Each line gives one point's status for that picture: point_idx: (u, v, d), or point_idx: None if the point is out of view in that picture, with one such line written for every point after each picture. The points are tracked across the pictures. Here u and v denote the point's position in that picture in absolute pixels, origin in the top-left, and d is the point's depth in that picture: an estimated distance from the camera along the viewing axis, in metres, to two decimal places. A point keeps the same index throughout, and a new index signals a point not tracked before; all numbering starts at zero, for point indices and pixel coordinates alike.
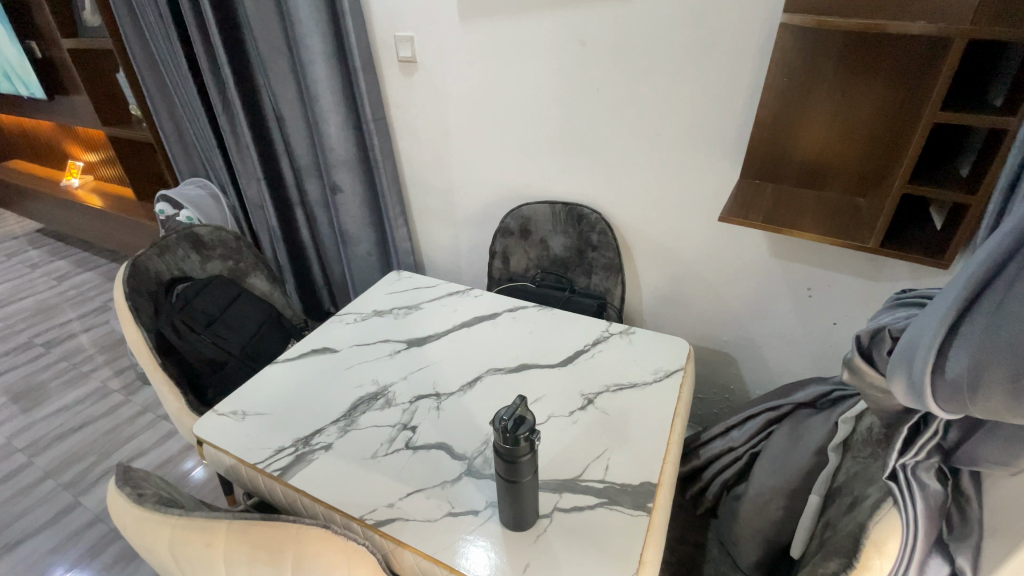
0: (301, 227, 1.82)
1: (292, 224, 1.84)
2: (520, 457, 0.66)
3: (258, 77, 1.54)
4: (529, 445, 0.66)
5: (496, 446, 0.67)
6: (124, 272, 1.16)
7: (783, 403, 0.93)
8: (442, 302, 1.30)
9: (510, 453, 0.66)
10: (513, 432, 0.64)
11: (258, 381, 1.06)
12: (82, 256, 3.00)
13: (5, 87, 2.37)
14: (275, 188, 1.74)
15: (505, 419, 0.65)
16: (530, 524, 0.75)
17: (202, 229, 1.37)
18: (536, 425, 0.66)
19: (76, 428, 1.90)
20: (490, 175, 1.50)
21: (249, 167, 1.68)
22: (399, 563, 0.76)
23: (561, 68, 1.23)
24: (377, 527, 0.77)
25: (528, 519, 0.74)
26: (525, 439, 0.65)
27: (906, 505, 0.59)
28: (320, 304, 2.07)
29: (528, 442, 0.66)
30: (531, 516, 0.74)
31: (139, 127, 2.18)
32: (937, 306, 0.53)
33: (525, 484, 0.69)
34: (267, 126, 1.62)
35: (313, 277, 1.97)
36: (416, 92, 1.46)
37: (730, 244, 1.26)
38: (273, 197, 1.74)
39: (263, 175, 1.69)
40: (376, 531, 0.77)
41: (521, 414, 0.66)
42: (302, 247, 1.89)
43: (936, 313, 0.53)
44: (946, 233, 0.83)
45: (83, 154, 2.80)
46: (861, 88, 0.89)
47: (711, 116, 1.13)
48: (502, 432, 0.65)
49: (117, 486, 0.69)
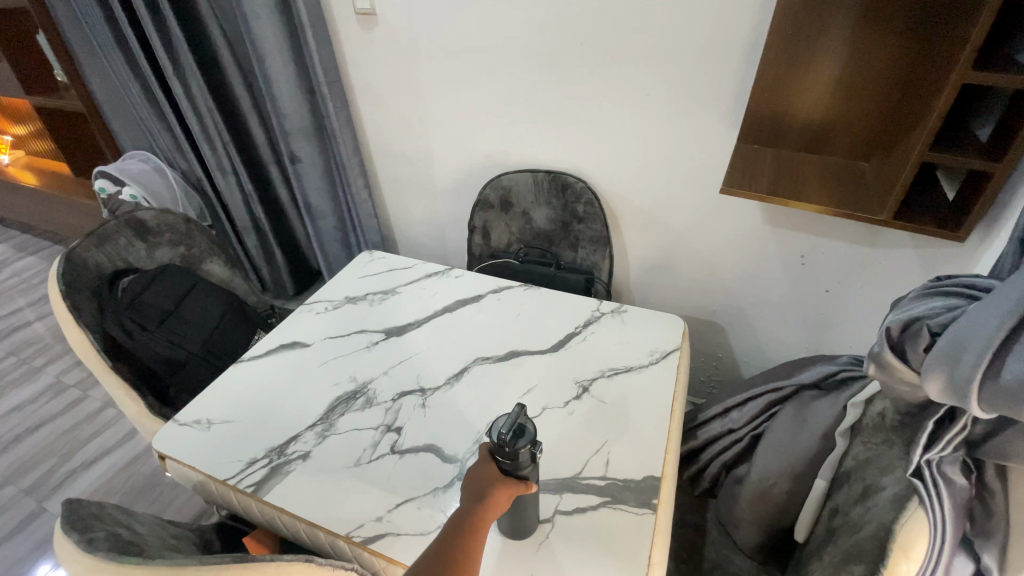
0: (277, 188, 1.67)
1: (268, 183, 1.70)
2: (520, 471, 0.60)
3: (213, 30, 1.38)
4: (531, 457, 0.60)
5: (493, 452, 0.60)
6: (58, 266, 1.03)
7: (785, 384, 0.90)
8: (420, 285, 1.21)
9: (511, 466, 0.60)
10: (513, 445, 0.58)
11: (224, 383, 0.97)
12: (23, 239, 2.76)
13: None
14: (248, 148, 1.60)
15: (504, 432, 0.58)
16: (533, 531, 0.72)
17: (145, 214, 1.23)
18: (537, 433, 0.60)
19: (33, 429, 1.77)
20: (464, 142, 1.38)
21: (213, 132, 1.52)
22: (475, 472, 0.61)
23: (539, 20, 1.11)
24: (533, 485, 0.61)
25: (529, 523, 0.70)
26: (525, 452, 0.58)
27: (936, 506, 0.55)
28: (307, 269, 1.96)
29: (530, 454, 0.59)
30: (533, 523, 0.71)
31: (68, 94, 1.96)
32: (1000, 302, 0.47)
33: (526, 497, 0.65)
34: (229, 83, 1.48)
35: (297, 242, 1.86)
36: (378, 50, 1.31)
37: (721, 212, 1.20)
38: (245, 159, 1.62)
39: (231, 138, 1.56)
40: (523, 488, 0.60)
41: (521, 424, 0.59)
42: (283, 212, 1.77)
43: (996, 310, 0.47)
44: (963, 201, 0.78)
45: (10, 127, 2.54)
46: (874, 41, 0.82)
47: (706, 73, 1.04)
48: (501, 446, 0.58)
49: (63, 532, 0.59)
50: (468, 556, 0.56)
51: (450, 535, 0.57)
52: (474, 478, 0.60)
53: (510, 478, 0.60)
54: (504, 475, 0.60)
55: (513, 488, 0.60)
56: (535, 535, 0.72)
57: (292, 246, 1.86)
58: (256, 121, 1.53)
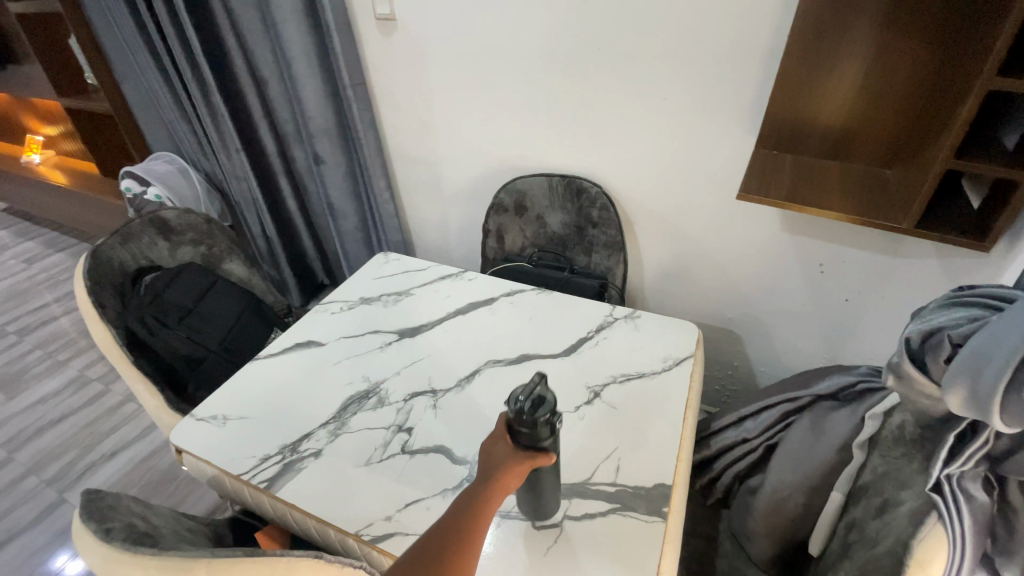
0: (287, 201, 1.73)
1: (276, 195, 1.74)
2: (541, 444, 0.56)
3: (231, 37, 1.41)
4: (550, 428, 0.56)
5: (510, 424, 0.56)
6: (84, 263, 1.06)
7: (801, 394, 0.87)
8: (433, 287, 1.22)
9: (530, 439, 0.55)
10: (531, 414, 0.54)
11: (240, 380, 0.98)
12: (52, 236, 2.86)
13: None
14: (258, 159, 1.64)
15: (522, 399, 0.55)
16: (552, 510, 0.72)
17: (169, 213, 1.26)
18: (555, 405, 0.55)
19: (56, 421, 1.82)
20: (481, 146, 1.39)
21: (228, 139, 1.57)
22: (488, 449, 0.57)
23: (559, 25, 1.11)
24: (550, 457, 0.57)
25: (547, 503, 0.69)
26: (545, 423, 0.54)
27: (956, 523, 0.53)
28: (312, 281, 1.99)
29: (549, 426, 0.55)
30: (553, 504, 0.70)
31: (97, 96, 2.03)
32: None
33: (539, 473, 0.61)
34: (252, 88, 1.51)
35: (304, 253, 1.90)
36: (397, 56, 1.33)
37: (739, 218, 1.18)
38: (255, 170, 1.65)
39: (245, 147, 1.59)
40: (530, 464, 0.56)
41: (540, 393, 0.56)
42: (291, 222, 1.81)
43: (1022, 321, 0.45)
44: (988, 211, 0.76)
45: (41, 127, 2.63)
46: (898, 46, 0.80)
47: (727, 77, 1.03)
48: (518, 416, 0.55)
49: (82, 521, 0.61)
50: (466, 546, 0.53)
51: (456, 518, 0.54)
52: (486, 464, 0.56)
53: (524, 452, 0.56)
54: (516, 451, 0.56)
55: (524, 467, 0.55)
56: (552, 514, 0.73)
57: (296, 255, 1.89)
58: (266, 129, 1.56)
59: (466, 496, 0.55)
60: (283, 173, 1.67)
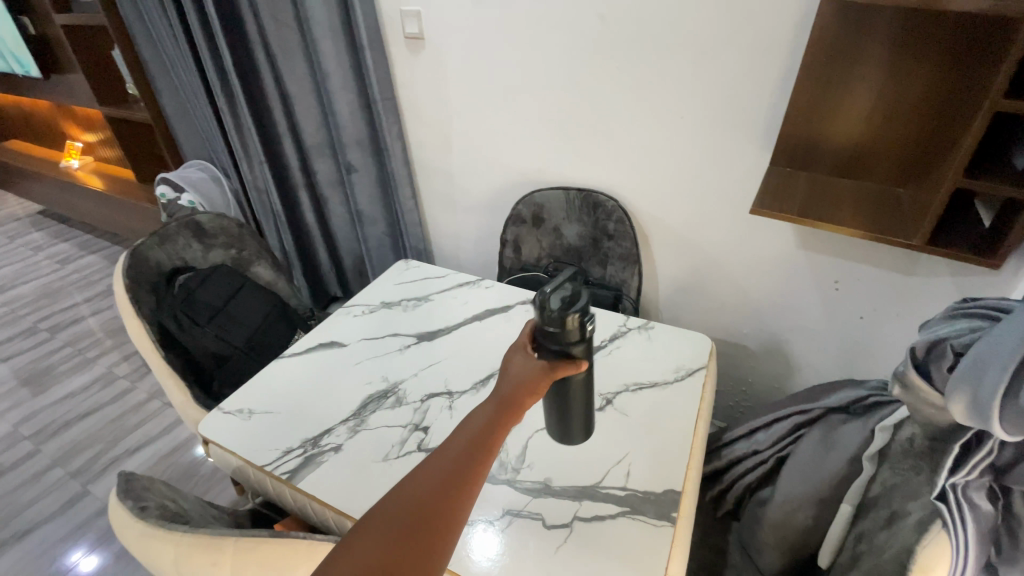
0: (305, 214, 1.80)
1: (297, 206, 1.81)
2: (570, 349, 0.53)
3: (259, 53, 1.48)
4: (582, 329, 0.52)
5: (539, 329, 0.53)
6: (124, 261, 1.13)
7: (812, 406, 0.88)
8: (451, 294, 1.25)
9: (559, 343, 0.53)
10: (560, 311, 0.50)
11: (265, 376, 1.03)
12: (85, 238, 2.98)
13: (12, 69, 2.37)
14: (279, 172, 1.72)
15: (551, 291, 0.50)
16: (582, 427, 0.64)
17: (203, 217, 1.32)
18: (589, 304, 0.51)
19: (82, 415, 1.89)
20: (500, 160, 1.44)
21: (251, 152, 1.64)
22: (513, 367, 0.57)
23: (579, 46, 1.16)
24: (580, 364, 0.55)
25: (575, 415, 0.62)
26: (575, 321, 0.51)
27: (962, 532, 0.54)
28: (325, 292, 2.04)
29: (580, 325, 0.51)
30: (582, 419, 0.63)
31: (137, 106, 2.13)
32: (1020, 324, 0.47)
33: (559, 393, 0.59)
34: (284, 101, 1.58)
35: (319, 266, 1.96)
36: (424, 72, 1.39)
37: (753, 234, 1.20)
38: (275, 181, 1.71)
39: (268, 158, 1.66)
40: (553, 373, 0.55)
41: (573, 292, 0.52)
42: (307, 234, 1.87)
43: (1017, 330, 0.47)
44: (998, 229, 0.78)
45: (81, 135, 2.77)
46: (910, 69, 0.82)
47: (742, 97, 1.06)
48: (547, 313, 0.51)
49: (118, 499, 0.64)
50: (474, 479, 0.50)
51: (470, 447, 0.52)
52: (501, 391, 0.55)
53: (552, 360, 0.55)
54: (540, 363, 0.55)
55: (545, 380, 0.55)
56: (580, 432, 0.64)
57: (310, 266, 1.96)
58: (290, 143, 1.64)
59: (473, 421, 0.54)
60: (303, 187, 1.74)
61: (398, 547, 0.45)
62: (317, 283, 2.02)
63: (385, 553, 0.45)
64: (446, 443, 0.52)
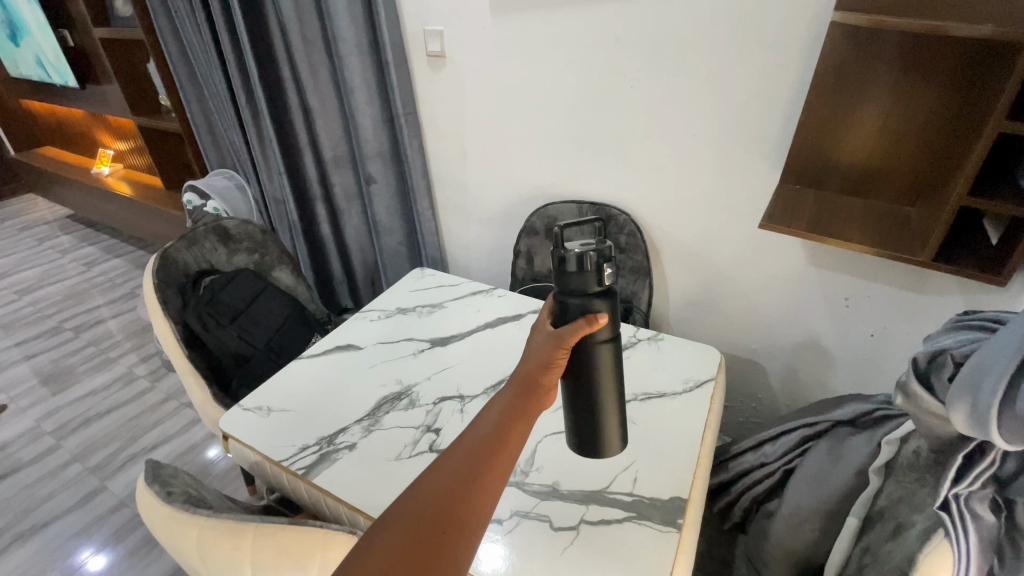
0: (322, 225, 1.85)
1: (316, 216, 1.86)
2: (590, 301, 0.54)
3: (286, 69, 1.54)
4: (600, 274, 0.53)
5: (557, 279, 0.54)
6: (154, 263, 1.17)
7: (820, 419, 0.89)
8: (465, 302, 1.28)
9: (578, 291, 0.54)
10: (577, 250, 0.52)
11: (284, 376, 1.06)
12: (111, 243, 3.08)
13: (52, 79, 2.49)
14: (299, 183, 1.77)
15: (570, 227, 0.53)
16: (615, 409, 0.62)
17: (229, 223, 1.37)
18: (610, 245, 0.53)
19: (102, 413, 1.94)
20: (516, 174, 1.48)
21: (273, 163, 1.70)
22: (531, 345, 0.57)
23: (595, 65, 1.20)
24: (594, 318, 0.54)
25: (601, 393, 0.60)
26: (592, 260, 0.52)
27: (962, 541, 0.56)
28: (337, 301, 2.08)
29: (597, 268, 0.53)
30: (612, 397, 0.60)
31: (167, 116, 2.22)
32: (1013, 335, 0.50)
33: (582, 367, 0.57)
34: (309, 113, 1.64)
35: (332, 277, 2.01)
36: (444, 88, 1.44)
37: (763, 250, 1.22)
38: (294, 192, 1.77)
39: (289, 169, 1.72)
40: (560, 344, 0.54)
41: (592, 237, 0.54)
42: (322, 243, 1.92)
43: (1010, 341, 0.50)
44: (1004, 247, 0.79)
45: (113, 143, 2.88)
46: (918, 90, 0.84)
47: (753, 116, 1.09)
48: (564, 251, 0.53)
49: (146, 483, 0.68)
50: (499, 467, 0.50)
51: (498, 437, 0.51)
52: (522, 375, 0.56)
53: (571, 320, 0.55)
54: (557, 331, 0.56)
55: (561, 351, 0.55)
56: (614, 415, 0.62)
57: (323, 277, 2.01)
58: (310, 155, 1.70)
59: (494, 407, 0.54)
60: (321, 199, 1.79)
61: (420, 528, 0.46)
62: (329, 292, 2.06)
63: (409, 528, 0.46)
64: (468, 430, 0.53)
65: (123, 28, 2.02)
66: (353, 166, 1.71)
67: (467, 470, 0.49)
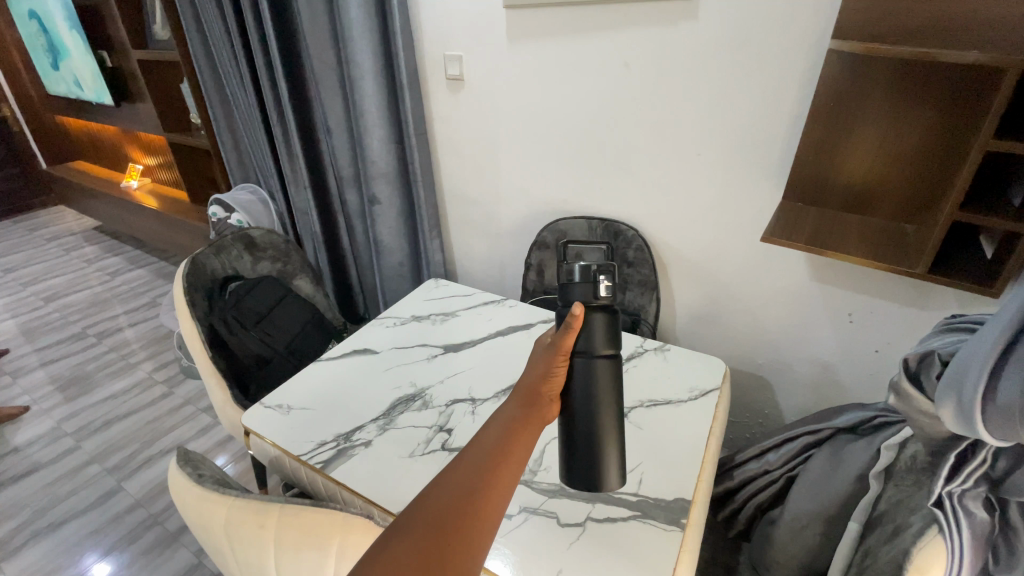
0: (341, 236, 1.92)
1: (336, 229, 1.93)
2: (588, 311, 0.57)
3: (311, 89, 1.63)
4: (596, 287, 0.58)
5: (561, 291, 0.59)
6: (184, 267, 1.24)
7: (822, 427, 0.91)
8: (476, 311, 1.33)
9: (581, 299, 0.58)
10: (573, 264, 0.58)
11: (303, 377, 1.11)
12: (134, 254, 3.19)
13: (89, 97, 2.63)
14: (321, 196, 1.85)
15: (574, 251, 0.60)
16: (615, 434, 0.61)
17: (255, 233, 1.44)
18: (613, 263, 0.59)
19: (121, 417, 1.99)
20: (529, 191, 1.54)
21: (298, 176, 1.78)
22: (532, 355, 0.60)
23: (605, 88, 1.27)
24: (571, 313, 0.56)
25: (600, 409, 0.60)
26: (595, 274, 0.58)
27: (954, 535, 0.60)
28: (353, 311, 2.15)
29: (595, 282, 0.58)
30: (613, 416, 0.60)
31: (196, 133, 2.33)
32: (989, 334, 0.56)
33: (582, 381, 0.59)
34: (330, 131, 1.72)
35: (350, 287, 2.08)
36: (461, 109, 1.52)
37: (767, 265, 1.26)
38: (318, 204, 1.85)
39: (313, 184, 1.80)
40: (557, 350, 0.57)
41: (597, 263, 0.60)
42: (339, 255, 1.99)
43: (988, 340, 0.55)
44: (998, 259, 0.82)
45: (143, 158, 3.01)
46: (910, 114, 0.89)
47: (756, 136, 1.14)
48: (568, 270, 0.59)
49: (179, 466, 0.73)
50: (495, 479, 0.52)
51: (495, 453, 0.53)
52: (524, 388, 0.59)
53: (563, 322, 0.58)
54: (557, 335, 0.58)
55: (559, 357, 0.58)
56: (614, 442, 0.61)
57: (340, 287, 2.08)
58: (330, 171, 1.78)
59: (499, 417, 0.57)
60: (341, 212, 1.86)
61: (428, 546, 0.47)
62: (345, 303, 2.13)
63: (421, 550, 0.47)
64: (471, 445, 0.55)
65: (159, 49, 2.14)
66: (359, 184, 1.77)
67: (477, 476, 0.52)
